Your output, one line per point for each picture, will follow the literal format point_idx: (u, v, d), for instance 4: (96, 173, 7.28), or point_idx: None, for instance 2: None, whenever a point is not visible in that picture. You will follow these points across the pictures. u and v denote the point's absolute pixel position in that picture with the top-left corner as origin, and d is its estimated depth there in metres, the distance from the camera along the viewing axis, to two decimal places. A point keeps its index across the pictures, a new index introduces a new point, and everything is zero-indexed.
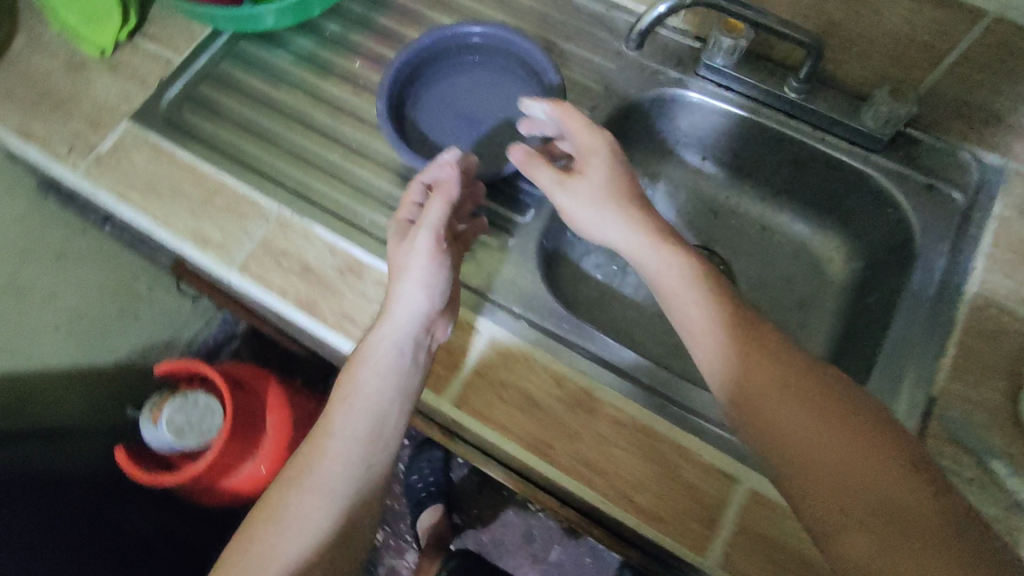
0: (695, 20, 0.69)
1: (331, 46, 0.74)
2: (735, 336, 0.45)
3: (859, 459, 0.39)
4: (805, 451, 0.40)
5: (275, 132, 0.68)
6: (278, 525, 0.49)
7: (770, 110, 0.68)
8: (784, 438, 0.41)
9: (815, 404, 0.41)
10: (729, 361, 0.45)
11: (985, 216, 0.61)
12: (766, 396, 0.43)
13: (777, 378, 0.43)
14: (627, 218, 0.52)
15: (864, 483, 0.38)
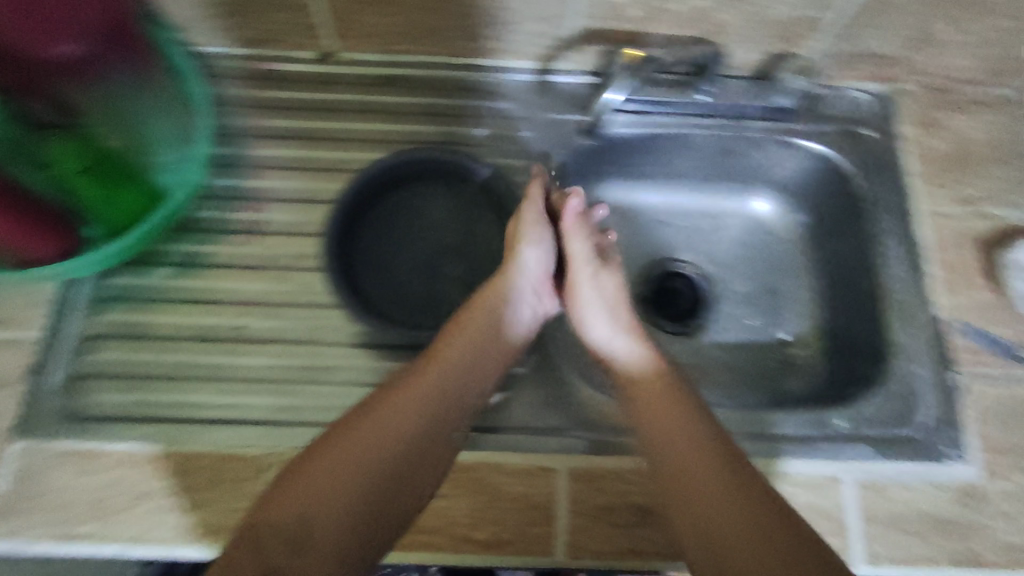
0: (584, 60, 0.68)
1: (221, 237, 0.63)
2: (710, 480, 0.49)
3: None
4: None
5: (215, 365, 0.58)
6: (317, 472, 0.48)
7: (688, 117, 0.68)
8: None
9: (757, 531, 0.46)
10: (710, 507, 0.48)
11: (899, 142, 0.68)
12: (716, 537, 0.47)
13: (737, 520, 0.47)
14: (620, 323, 0.62)
15: None
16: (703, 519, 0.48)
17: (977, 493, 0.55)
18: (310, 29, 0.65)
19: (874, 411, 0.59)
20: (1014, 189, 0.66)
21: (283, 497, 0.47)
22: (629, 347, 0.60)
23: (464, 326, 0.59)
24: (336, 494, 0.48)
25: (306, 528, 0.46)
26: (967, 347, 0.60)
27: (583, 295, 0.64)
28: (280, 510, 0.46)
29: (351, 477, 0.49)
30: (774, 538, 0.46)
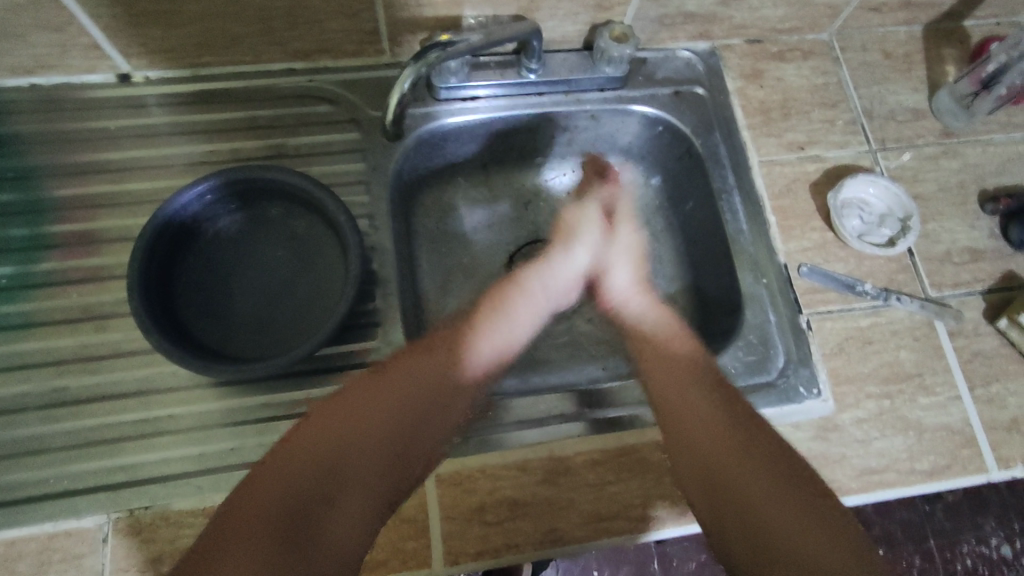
0: (405, 50, 0.65)
1: (24, 293, 0.56)
2: (710, 405, 0.54)
3: (797, 547, 0.45)
4: (764, 502, 0.47)
5: (30, 436, 0.51)
6: (313, 459, 0.48)
7: (521, 97, 0.67)
8: (718, 507, 0.49)
9: (766, 469, 0.49)
10: (710, 427, 0.52)
11: (726, 96, 0.70)
12: (714, 454, 0.51)
13: (733, 439, 0.51)
14: (637, 272, 0.68)
15: (790, 551, 0.45)
16: (706, 436, 0.52)
17: (831, 425, 0.58)
18: (92, 50, 0.59)
19: (731, 363, 0.61)
20: (839, 129, 0.69)
21: (263, 484, 0.46)
22: (640, 285, 0.67)
23: (494, 314, 0.62)
24: (331, 484, 0.48)
25: (298, 511, 0.45)
26: (809, 289, 0.63)
27: (614, 258, 0.69)
28: (268, 496, 0.45)
29: (353, 472, 0.49)
30: (766, 453, 0.50)
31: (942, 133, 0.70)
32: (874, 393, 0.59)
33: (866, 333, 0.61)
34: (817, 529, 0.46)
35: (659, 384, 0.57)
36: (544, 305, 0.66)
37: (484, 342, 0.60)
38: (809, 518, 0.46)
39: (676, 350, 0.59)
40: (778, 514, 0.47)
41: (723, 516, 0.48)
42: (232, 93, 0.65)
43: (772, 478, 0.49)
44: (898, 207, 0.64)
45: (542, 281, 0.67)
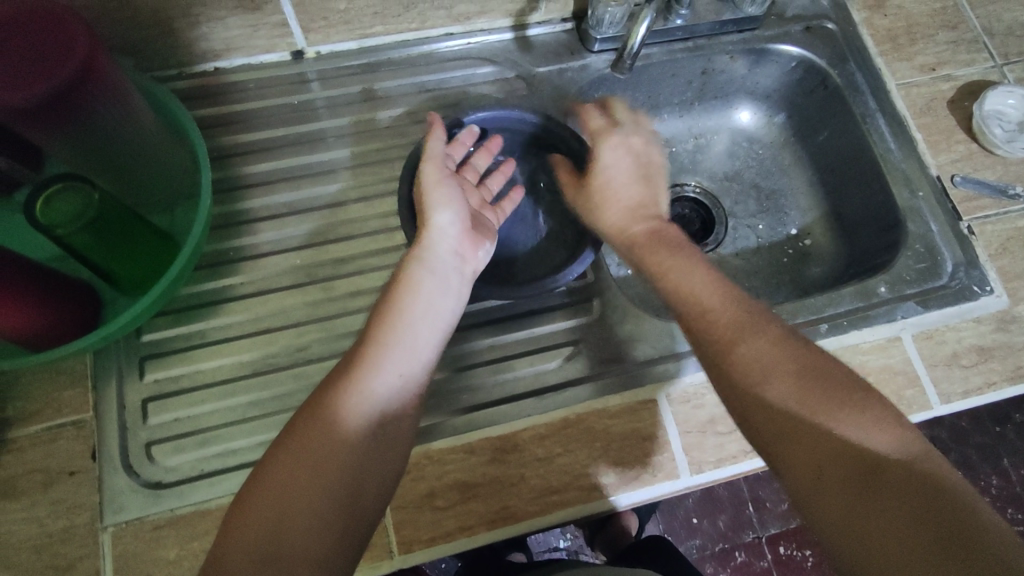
0: (558, 7, 0.68)
1: (244, 264, 0.58)
2: (745, 326, 0.49)
3: (842, 451, 0.42)
4: (811, 422, 0.44)
5: (287, 392, 0.54)
6: (296, 470, 0.43)
7: (667, 43, 0.70)
8: (769, 427, 0.45)
9: (816, 384, 0.45)
10: (753, 354, 0.47)
11: (855, 28, 0.74)
12: (759, 407, 0.45)
13: (773, 359, 0.47)
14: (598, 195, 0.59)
15: (836, 451, 0.42)
16: (751, 366, 0.47)
17: (1007, 317, 0.62)
18: (278, 28, 0.61)
19: (904, 271, 0.64)
20: (964, 49, 0.72)
21: (257, 494, 0.43)
22: (627, 210, 0.58)
23: (375, 344, 0.49)
24: (328, 484, 0.44)
25: (297, 513, 0.42)
26: (966, 196, 0.67)
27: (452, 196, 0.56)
28: (262, 504, 0.42)
29: (339, 473, 0.44)
30: (816, 376, 0.46)
31: None
32: None
33: None
34: (856, 434, 0.43)
35: (687, 313, 0.52)
36: (449, 285, 0.53)
37: (381, 365, 0.48)
38: (843, 423, 0.43)
39: (704, 286, 0.52)
40: (830, 446, 0.43)
41: (774, 450, 0.44)
42: (393, 65, 0.67)
43: (798, 403, 0.45)
44: None
45: (434, 259, 0.53)
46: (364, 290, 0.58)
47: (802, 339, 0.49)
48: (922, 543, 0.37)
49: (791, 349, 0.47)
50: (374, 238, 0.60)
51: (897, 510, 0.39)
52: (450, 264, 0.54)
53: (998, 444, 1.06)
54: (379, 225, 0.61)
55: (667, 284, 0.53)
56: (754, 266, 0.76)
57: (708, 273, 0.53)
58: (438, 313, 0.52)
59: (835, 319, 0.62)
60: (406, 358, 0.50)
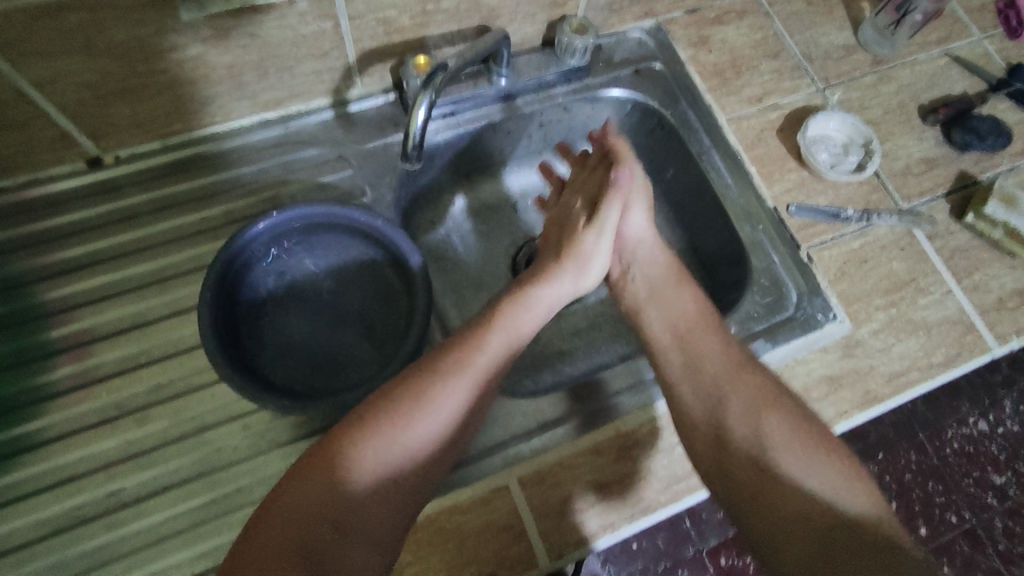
0: (374, 81, 0.65)
1: (45, 404, 0.53)
2: (749, 383, 0.53)
3: (805, 499, 0.48)
4: (769, 466, 0.50)
5: (96, 547, 0.49)
6: (319, 493, 0.46)
7: (496, 104, 0.69)
8: (781, 498, 0.49)
9: (801, 428, 0.51)
10: (744, 406, 0.53)
11: (681, 66, 0.74)
12: (750, 413, 0.52)
13: (773, 425, 0.51)
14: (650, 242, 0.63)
15: (796, 495, 0.48)
16: (734, 431, 0.52)
17: (853, 341, 0.63)
18: (61, 140, 0.56)
19: (751, 309, 0.65)
20: (787, 77, 0.74)
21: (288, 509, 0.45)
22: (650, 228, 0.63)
23: (447, 371, 0.51)
24: (331, 524, 0.46)
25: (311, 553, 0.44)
26: (803, 224, 0.68)
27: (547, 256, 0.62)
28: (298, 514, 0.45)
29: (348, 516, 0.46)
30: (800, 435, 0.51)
31: (874, 61, 0.76)
32: (882, 304, 0.65)
33: (860, 254, 0.66)
34: (801, 475, 0.49)
35: (682, 364, 0.56)
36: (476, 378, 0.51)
37: (419, 421, 0.49)
38: (804, 475, 0.49)
39: (711, 343, 0.56)
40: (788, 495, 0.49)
41: (764, 496, 0.49)
42: (205, 160, 0.63)
43: (789, 442, 0.50)
44: (858, 134, 0.70)
45: (507, 331, 0.54)
46: (186, 415, 0.54)
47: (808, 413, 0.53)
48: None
49: (787, 407, 0.52)
50: (192, 354, 0.56)
51: (845, 554, 0.45)
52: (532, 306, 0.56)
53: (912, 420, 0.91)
54: (197, 339, 0.57)
55: (665, 322, 0.59)
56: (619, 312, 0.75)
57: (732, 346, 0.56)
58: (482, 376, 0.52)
59: None
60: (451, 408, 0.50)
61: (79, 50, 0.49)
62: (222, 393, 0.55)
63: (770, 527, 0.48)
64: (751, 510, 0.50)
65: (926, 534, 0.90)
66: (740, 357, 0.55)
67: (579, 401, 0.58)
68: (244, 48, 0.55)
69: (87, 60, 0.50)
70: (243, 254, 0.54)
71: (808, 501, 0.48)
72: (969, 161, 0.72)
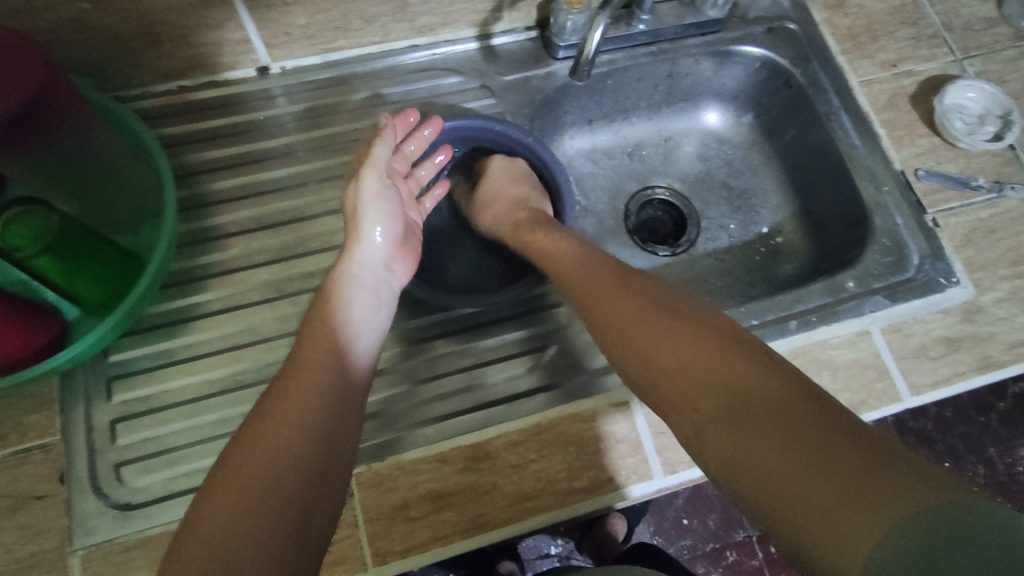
0: (521, 16, 0.68)
1: (213, 281, 0.59)
2: (690, 343, 0.46)
3: (746, 399, 0.41)
4: (715, 394, 0.43)
5: (258, 408, 0.54)
6: (288, 402, 0.45)
7: (632, 49, 0.71)
8: (724, 421, 0.41)
9: (704, 339, 0.46)
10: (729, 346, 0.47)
11: (815, 27, 0.75)
12: (661, 361, 0.47)
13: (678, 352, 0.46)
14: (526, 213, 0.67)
15: (739, 398, 0.42)
16: (659, 360, 0.46)
17: (974, 307, 0.63)
18: (240, 47, 0.61)
19: (871, 266, 0.65)
20: (924, 45, 0.73)
21: (229, 463, 0.42)
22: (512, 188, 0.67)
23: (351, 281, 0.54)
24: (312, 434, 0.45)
25: (274, 489, 0.41)
26: (930, 190, 0.68)
27: (369, 211, 0.57)
28: (246, 453, 0.42)
29: (317, 423, 0.45)
30: (724, 341, 0.45)
31: (1017, 36, 0.74)
32: (1007, 275, 0.64)
33: (989, 224, 0.66)
34: (729, 378, 0.43)
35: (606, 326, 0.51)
36: (382, 296, 0.56)
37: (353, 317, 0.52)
38: (739, 365, 0.43)
39: (605, 286, 0.54)
40: (761, 409, 0.40)
41: (712, 430, 0.42)
42: (357, 78, 0.67)
43: (700, 353, 0.45)
44: (995, 105, 0.70)
45: (372, 259, 0.56)
46: None
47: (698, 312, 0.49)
48: (817, 460, 0.37)
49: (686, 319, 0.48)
50: None
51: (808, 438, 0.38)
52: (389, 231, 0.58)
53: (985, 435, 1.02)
54: (346, 238, 0.61)
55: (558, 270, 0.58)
56: (725, 264, 0.76)
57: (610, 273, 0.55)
58: (389, 293, 0.57)
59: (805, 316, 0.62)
60: (373, 323, 0.54)
61: None
62: None
63: (735, 472, 0.40)
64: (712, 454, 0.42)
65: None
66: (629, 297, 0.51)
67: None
68: None
69: None
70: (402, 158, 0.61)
71: (744, 395, 0.42)
72: None
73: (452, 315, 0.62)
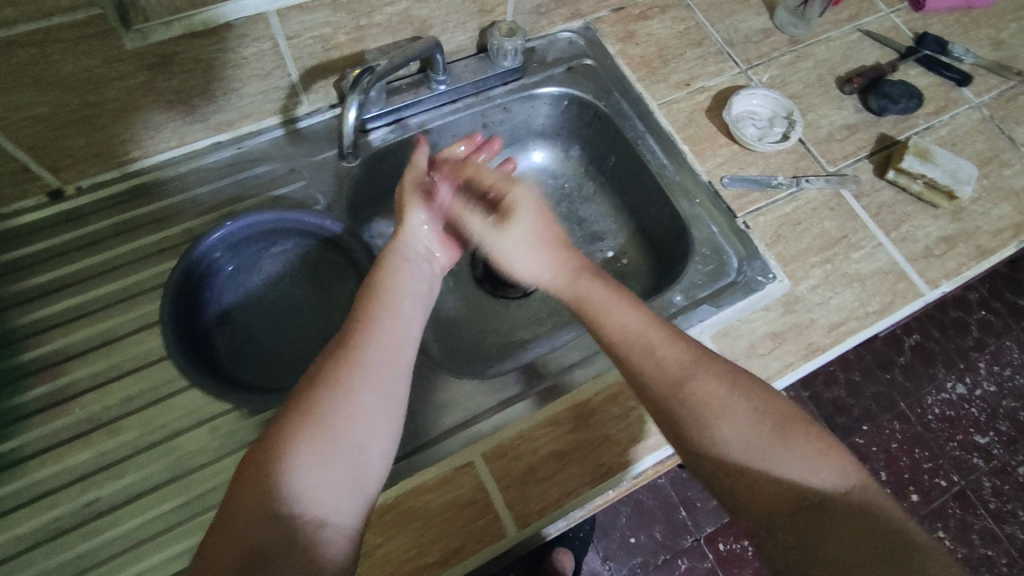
0: (319, 97, 0.69)
1: (22, 423, 0.55)
2: (766, 429, 0.48)
3: (814, 514, 0.46)
4: (796, 498, 0.47)
5: (73, 556, 0.51)
6: (260, 504, 0.43)
7: (438, 109, 0.73)
8: (790, 534, 0.46)
9: (794, 430, 0.49)
10: (703, 398, 0.49)
11: (611, 60, 0.79)
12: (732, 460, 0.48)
13: (758, 437, 0.48)
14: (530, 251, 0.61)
15: (805, 516, 0.46)
16: (703, 428, 0.49)
17: (792, 299, 0.66)
18: (22, 176, 0.60)
19: (695, 276, 0.68)
20: (711, 62, 0.79)
21: (237, 514, 0.43)
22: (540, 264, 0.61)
23: (355, 359, 0.49)
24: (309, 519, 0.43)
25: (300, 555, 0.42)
26: (736, 194, 0.72)
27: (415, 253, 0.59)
28: (246, 522, 0.42)
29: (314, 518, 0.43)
30: (788, 425, 0.49)
31: (794, 40, 0.81)
32: (817, 261, 0.68)
33: (793, 217, 0.70)
34: (811, 474, 0.47)
35: (646, 373, 0.51)
36: (409, 334, 0.53)
37: (354, 396, 0.47)
38: (811, 471, 0.47)
39: (664, 345, 0.52)
40: (774, 491, 0.47)
41: (808, 544, 0.45)
42: (163, 185, 0.66)
43: (761, 432, 0.48)
44: (779, 107, 0.75)
45: (389, 343, 0.51)
46: (156, 423, 0.56)
47: (736, 371, 0.51)
48: (871, 562, 0.44)
49: (720, 387, 0.50)
50: (157, 366, 0.58)
51: (858, 549, 0.44)
52: (399, 300, 0.54)
53: (891, 391, 1.17)
54: (162, 351, 0.59)
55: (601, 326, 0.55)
56: None
57: (688, 348, 0.52)
58: (400, 355, 0.51)
59: None
60: (387, 392, 0.49)
61: (29, 85, 0.52)
62: (188, 400, 0.57)
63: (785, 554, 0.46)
64: (790, 558, 0.45)
65: (916, 496, 1.11)
66: (682, 351, 0.52)
67: (567, 360, 0.62)
68: (187, 73, 0.58)
69: (40, 92, 0.53)
70: (184, 304, 0.56)
71: (824, 497, 0.47)
72: (889, 124, 0.76)
73: None
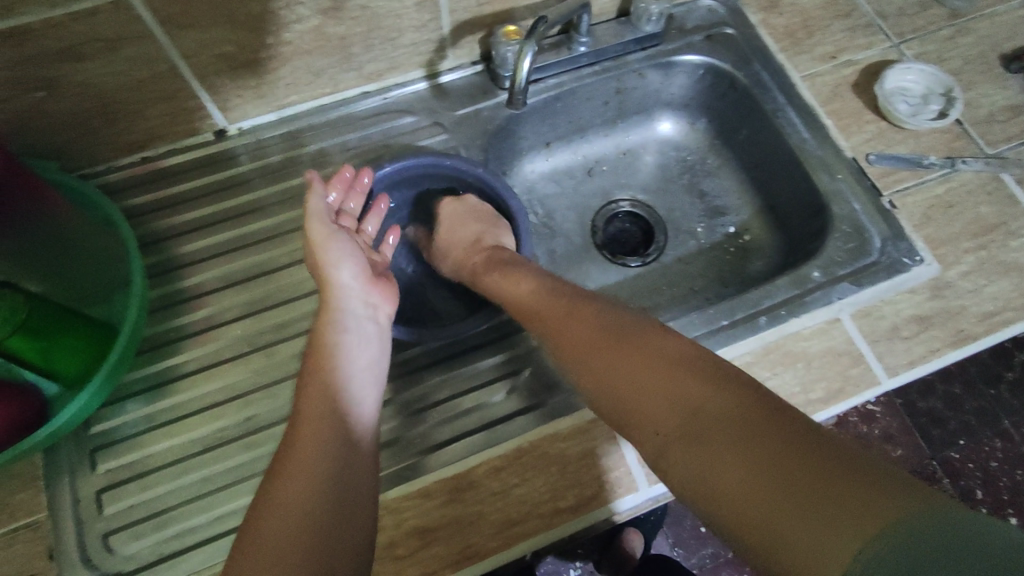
0: (464, 53, 0.70)
1: (187, 341, 0.60)
2: (670, 376, 0.46)
3: (762, 438, 0.40)
4: (735, 428, 0.41)
5: (236, 463, 0.55)
6: (265, 507, 0.44)
7: (576, 71, 0.73)
8: (742, 467, 0.40)
9: (695, 366, 0.46)
10: (629, 362, 0.50)
11: (753, 29, 0.77)
12: (671, 413, 0.45)
13: (671, 383, 0.46)
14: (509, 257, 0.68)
15: (748, 445, 0.40)
16: (628, 394, 0.48)
17: (941, 283, 0.63)
18: (197, 114, 0.64)
19: (834, 254, 0.66)
20: (861, 34, 0.75)
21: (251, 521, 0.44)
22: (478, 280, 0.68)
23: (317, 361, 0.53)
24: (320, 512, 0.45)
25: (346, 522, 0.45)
26: (883, 172, 0.69)
27: (335, 254, 0.59)
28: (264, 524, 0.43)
29: (324, 510, 0.45)
30: (687, 359, 0.47)
31: (955, 13, 0.76)
32: (970, 246, 0.65)
33: (945, 199, 0.67)
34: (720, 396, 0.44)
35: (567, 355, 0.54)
36: (367, 332, 0.57)
37: (327, 397, 0.51)
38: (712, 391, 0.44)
39: (575, 325, 0.55)
40: (711, 423, 0.43)
41: (774, 467, 0.38)
42: (314, 130, 0.69)
43: (671, 379, 0.46)
44: (936, 83, 0.71)
45: (343, 340, 0.55)
46: None
47: (622, 327, 0.53)
48: (822, 468, 0.37)
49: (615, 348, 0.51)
50: (309, 298, 0.62)
51: (816, 462, 0.38)
52: (355, 303, 0.58)
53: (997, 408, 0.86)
54: (314, 285, 0.63)
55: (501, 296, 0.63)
56: (694, 268, 0.77)
57: (595, 324, 0.54)
58: (358, 353, 0.55)
59: (779, 310, 0.62)
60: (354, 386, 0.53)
61: (222, 24, 0.56)
62: None
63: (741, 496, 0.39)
64: (750, 500, 0.38)
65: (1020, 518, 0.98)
66: (583, 326, 0.55)
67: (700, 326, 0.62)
68: (355, 20, 0.61)
69: (230, 31, 0.56)
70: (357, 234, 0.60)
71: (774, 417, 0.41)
72: None
73: (425, 348, 0.63)
